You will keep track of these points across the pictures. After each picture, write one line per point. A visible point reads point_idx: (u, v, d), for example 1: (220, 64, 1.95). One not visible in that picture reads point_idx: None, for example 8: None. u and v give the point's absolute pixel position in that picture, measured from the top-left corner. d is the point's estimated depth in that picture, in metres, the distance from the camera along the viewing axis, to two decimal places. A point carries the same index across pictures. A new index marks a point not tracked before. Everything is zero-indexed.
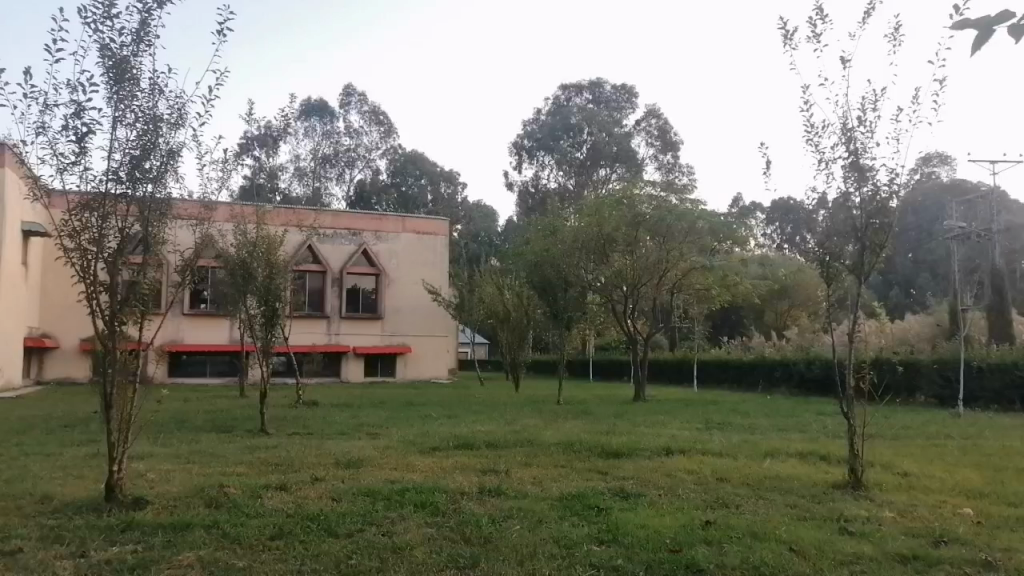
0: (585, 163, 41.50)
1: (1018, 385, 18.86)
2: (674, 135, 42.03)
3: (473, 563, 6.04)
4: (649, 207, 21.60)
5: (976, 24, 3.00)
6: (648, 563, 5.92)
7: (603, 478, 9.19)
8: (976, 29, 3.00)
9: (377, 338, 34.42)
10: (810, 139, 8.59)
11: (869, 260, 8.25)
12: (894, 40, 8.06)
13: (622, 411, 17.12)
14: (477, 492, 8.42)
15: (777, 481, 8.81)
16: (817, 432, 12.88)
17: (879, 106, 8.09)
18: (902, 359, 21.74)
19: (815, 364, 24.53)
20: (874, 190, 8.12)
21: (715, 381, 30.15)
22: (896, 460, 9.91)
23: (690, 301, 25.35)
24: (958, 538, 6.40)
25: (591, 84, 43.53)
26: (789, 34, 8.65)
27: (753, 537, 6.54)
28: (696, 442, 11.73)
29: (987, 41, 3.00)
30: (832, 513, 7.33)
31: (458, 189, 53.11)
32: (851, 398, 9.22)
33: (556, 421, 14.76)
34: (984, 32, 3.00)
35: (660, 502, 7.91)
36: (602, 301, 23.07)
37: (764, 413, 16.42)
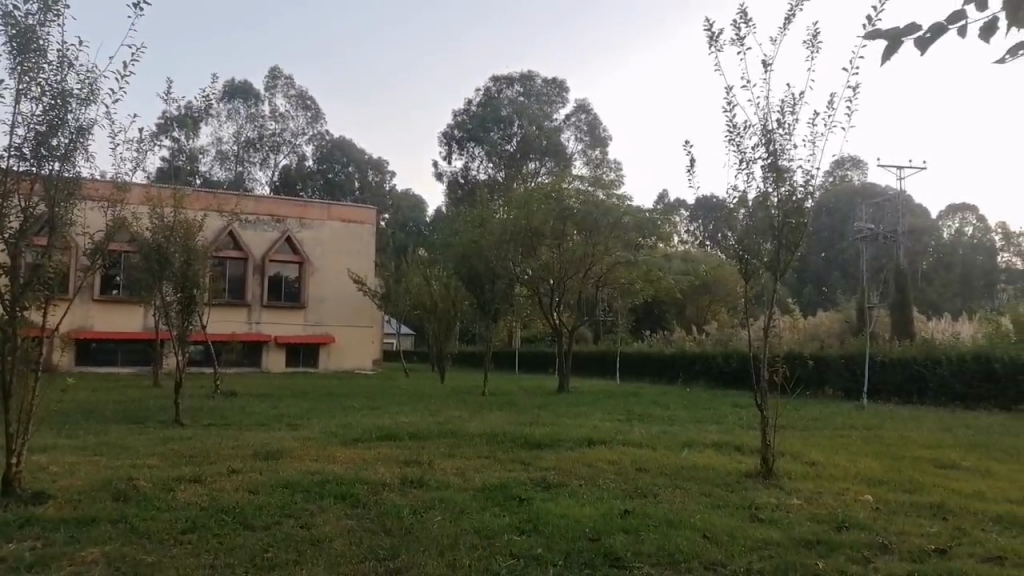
0: (515, 156, 41.66)
1: (916, 379, 19.95)
2: (602, 131, 42.62)
3: (393, 554, 6.00)
4: (576, 202, 21.73)
5: (886, 34, 3.14)
6: (567, 552, 6.01)
7: (525, 469, 9.29)
8: (885, 40, 3.15)
9: (299, 328, 33.66)
10: (732, 139, 8.86)
11: (785, 257, 8.55)
12: (812, 46, 8.36)
13: (547, 403, 17.30)
14: (398, 483, 8.37)
15: (693, 471, 9.07)
16: (732, 424, 13.32)
17: (796, 110, 8.39)
18: (813, 354, 22.71)
19: (733, 358, 25.38)
20: (790, 190, 8.42)
21: (637, 374, 30.82)
22: (804, 450, 10.34)
23: (615, 295, 25.80)
24: (857, 523, 6.74)
25: (522, 77, 43.60)
26: (714, 35, 8.88)
27: (668, 525, 6.72)
28: (616, 433, 11.94)
29: (896, 51, 3.14)
30: (744, 501, 7.60)
31: (386, 177, 52.40)
32: (764, 390, 9.55)
33: (480, 412, 14.78)
34: (893, 42, 3.15)
35: (580, 492, 8.03)
36: (528, 294, 23.29)
37: (682, 405, 16.87)
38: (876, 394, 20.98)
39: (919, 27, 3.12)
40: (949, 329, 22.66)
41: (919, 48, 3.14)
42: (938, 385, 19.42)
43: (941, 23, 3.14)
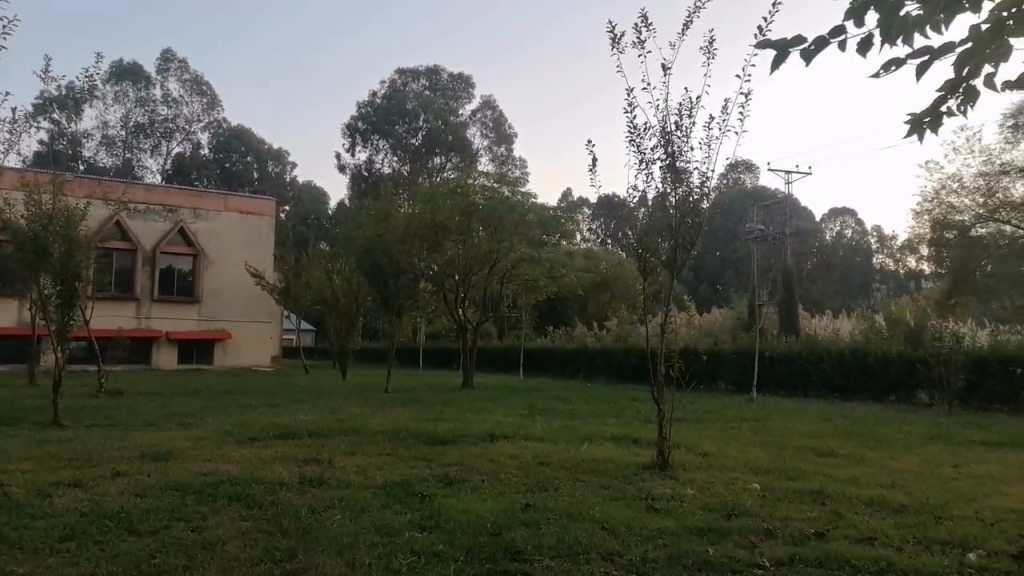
0: (420, 150, 41.33)
1: (800, 373, 21.15)
2: (508, 128, 42.83)
3: (289, 555, 5.85)
4: (481, 198, 21.84)
5: (775, 44, 3.31)
6: (468, 547, 6.02)
7: (428, 466, 9.24)
8: (773, 51, 3.31)
9: (192, 324, 32.24)
10: (632, 140, 9.09)
11: (681, 256, 8.87)
12: (708, 53, 8.67)
13: (451, 398, 17.30)
14: (297, 482, 8.16)
15: (592, 464, 9.27)
16: (630, 417, 13.71)
17: (693, 114, 8.71)
18: (707, 350, 23.66)
19: (632, 354, 26.11)
20: (687, 191, 8.73)
21: (539, 369, 31.26)
22: (698, 442, 10.77)
23: (520, 291, 26.00)
24: (745, 510, 7.07)
25: (428, 71, 43.26)
26: (617, 38, 9.07)
27: (568, 517, 6.85)
28: (519, 428, 12.07)
29: (783, 62, 3.31)
30: (640, 492, 7.85)
31: (287, 168, 50.78)
32: (660, 384, 9.86)
33: (383, 409, 14.61)
34: (779, 54, 3.31)
35: (482, 487, 8.10)
36: (433, 290, 23.21)
37: (584, 400, 17.24)
38: (765, 387, 22.07)
39: (804, 39, 3.30)
40: (829, 325, 24.11)
41: (803, 59, 3.32)
42: (819, 378, 20.62)
43: (824, 36, 3.32)
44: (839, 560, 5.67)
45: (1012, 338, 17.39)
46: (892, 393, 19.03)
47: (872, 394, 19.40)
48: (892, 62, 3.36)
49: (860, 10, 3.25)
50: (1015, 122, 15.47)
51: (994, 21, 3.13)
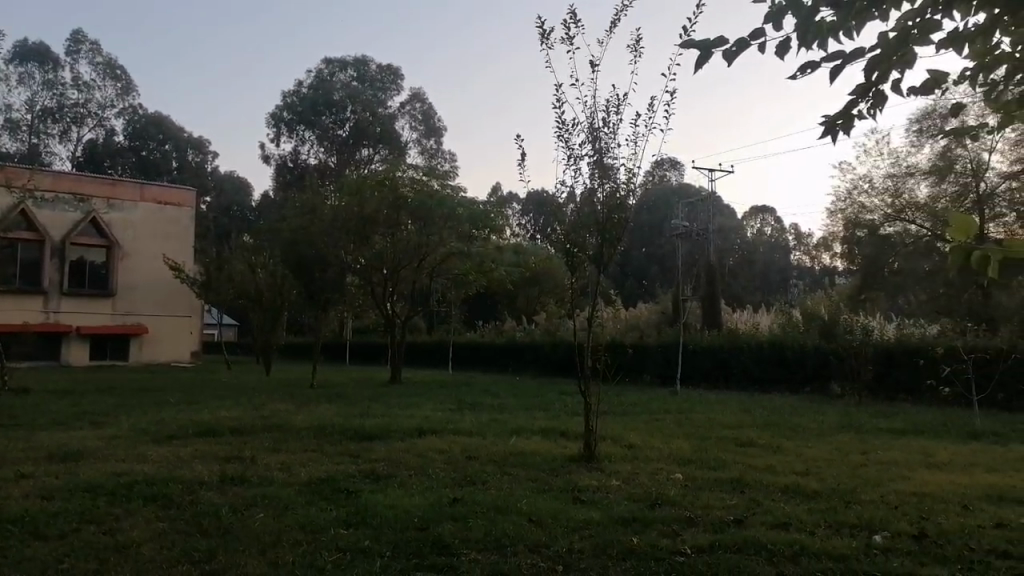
0: (347, 142, 40.64)
1: (722, 366, 21.82)
2: (437, 121, 42.50)
3: (209, 556, 5.67)
4: (410, 190, 21.65)
5: (698, 45, 3.38)
6: (395, 543, 5.98)
7: (353, 461, 9.12)
8: (697, 50, 3.38)
9: (106, 319, 30.86)
10: (561, 135, 9.18)
11: (607, 251, 9.00)
12: (634, 51, 8.83)
13: (377, 393, 17.11)
14: (217, 481, 7.92)
15: (520, 457, 9.32)
16: (558, 410, 13.87)
17: (621, 111, 8.84)
18: (633, 343, 24.16)
19: (559, 347, 26.41)
20: (614, 187, 8.86)
21: (468, 363, 31.31)
22: (625, 433, 10.96)
23: (449, 285, 25.89)
24: (669, 500, 7.24)
25: (356, 61, 42.54)
26: (546, 33, 9.13)
27: (495, 510, 6.88)
28: (446, 422, 12.05)
29: (706, 62, 3.39)
30: (567, 484, 7.95)
31: (208, 157, 49.18)
32: (587, 376, 9.99)
33: (308, 405, 14.36)
34: (703, 53, 3.39)
35: (410, 482, 8.04)
36: (360, 283, 22.89)
37: (512, 393, 17.33)
38: (688, 380, 22.69)
39: (726, 40, 3.39)
40: (750, 319, 24.89)
41: (725, 59, 3.40)
42: (739, 370, 21.31)
43: (745, 38, 3.42)
44: (756, 545, 5.88)
45: (916, 330, 18.35)
46: (807, 384, 19.81)
47: (789, 385, 20.15)
48: (808, 65, 3.47)
49: (778, 14, 3.35)
50: (920, 126, 16.38)
51: (901, 29, 3.25)
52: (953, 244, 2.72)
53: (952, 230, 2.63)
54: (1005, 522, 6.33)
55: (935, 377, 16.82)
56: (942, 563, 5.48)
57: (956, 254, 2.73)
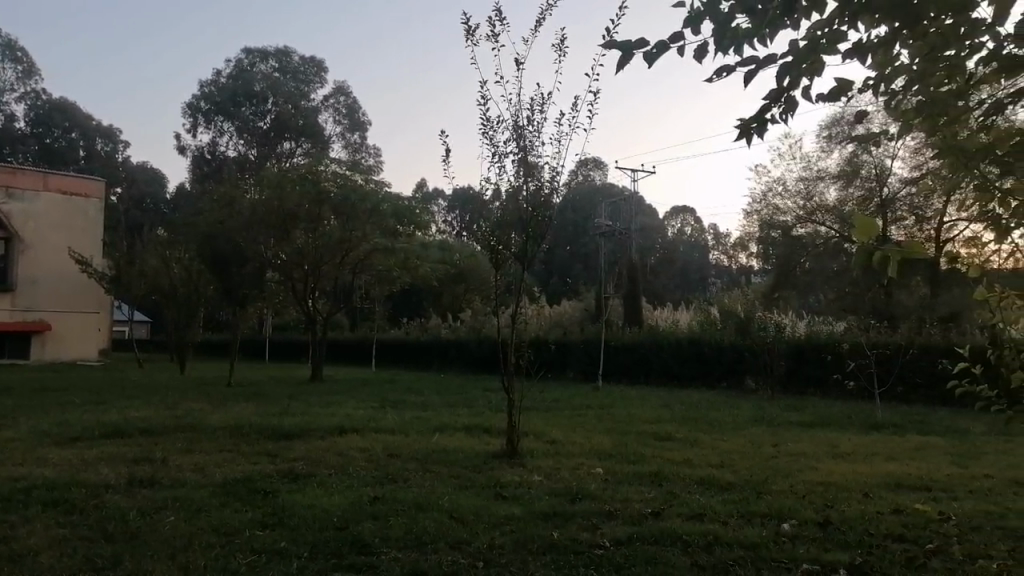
0: (268, 134, 39.64)
1: (642, 362, 22.31)
2: (362, 115, 41.86)
3: (113, 563, 5.42)
4: (332, 185, 21.28)
5: (618, 45, 3.27)
6: (313, 543, 5.86)
7: (271, 461, 8.89)
8: (619, 50, 3.27)
9: (5, 315, 29.08)
10: (486, 132, 9.18)
11: (531, 248, 9.05)
12: (559, 50, 8.89)
13: (297, 391, 16.73)
14: (125, 484, 7.60)
15: (442, 454, 9.29)
16: (481, 407, 13.91)
17: (545, 109, 8.90)
18: (557, 339, 24.46)
19: (484, 344, 26.46)
20: (538, 186, 8.92)
21: (391, 360, 31.02)
22: (548, 429, 11.07)
23: (373, 282, 25.54)
24: (589, 494, 7.33)
25: (278, 52, 41.47)
26: (471, 29, 9.12)
27: (416, 508, 6.82)
28: (368, 420, 11.89)
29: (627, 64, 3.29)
30: (490, 480, 7.97)
31: (119, 147, 47.23)
32: (510, 373, 10.02)
33: (225, 403, 13.95)
34: (625, 53, 3.29)
35: (330, 481, 7.89)
36: (280, 279, 22.34)
37: (434, 390, 17.28)
38: (609, 375, 23.10)
39: (646, 42, 3.29)
40: (670, 316, 25.48)
41: (644, 63, 3.27)
42: (659, 366, 21.82)
43: (665, 40, 3.32)
44: (673, 537, 6.02)
45: (825, 327, 19.16)
46: (722, 379, 20.44)
47: (706, 380, 20.74)
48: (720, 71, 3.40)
49: (695, 20, 3.30)
50: (829, 132, 17.16)
51: (810, 38, 3.16)
52: (857, 245, 2.83)
53: (854, 234, 2.75)
54: (901, 507, 6.67)
55: (840, 371, 17.61)
56: (844, 547, 5.76)
57: (859, 254, 2.84)
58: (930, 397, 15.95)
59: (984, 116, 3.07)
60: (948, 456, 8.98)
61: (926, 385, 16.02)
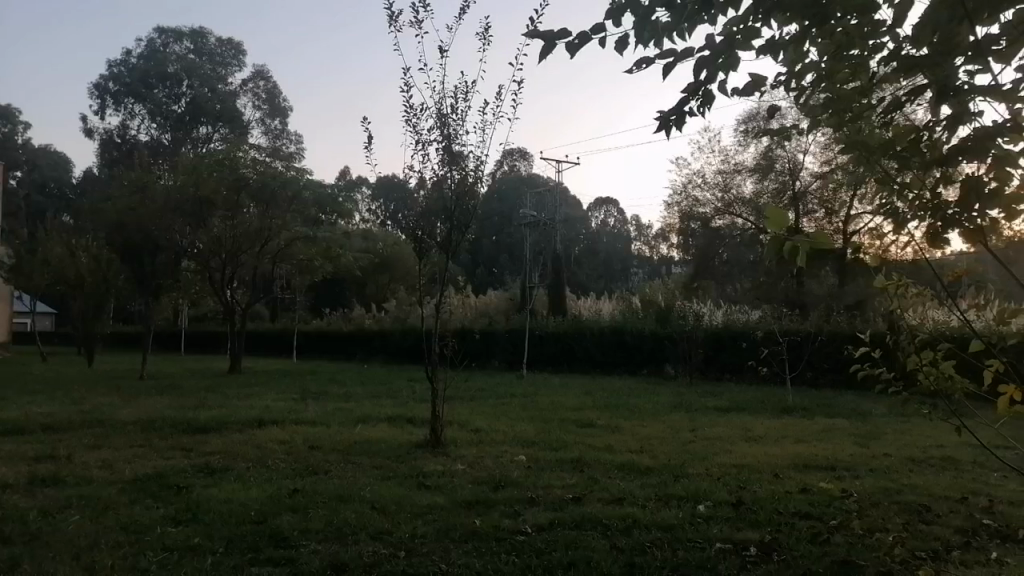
0: (183, 118, 38.16)
1: (566, 350, 22.58)
2: (283, 101, 40.72)
3: (10, 565, 5.15)
4: (251, 172, 20.63)
5: (542, 35, 3.24)
6: (229, 538, 5.70)
7: (185, 456, 8.58)
8: (543, 40, 3.24)
9: None
10: (409, 120, 9.09)
11: (455, 238, 9.00)
12: (483, 39, 8.88)
13: (214, 384, 16.21)
14: (25, 483, 7.21)
15: (364, 445, 9.18)
16: (405, 397, 13.81)
17: (469, 97, 8.88)
18: (482, 329, 24.50)
19: (408, 335, 26.26)
20: (463, 175, 8.87)
21: (314, 351, 30.45)
22: (471, 418, 11.08)
23: (295, 272, 24.96)
24: (512, 481, 7.38)
25: (193, 32, 39.91)
26: (393, 16, 9.02)
27: (337, 500, 6.73)
28: (288, 412, 11.64)
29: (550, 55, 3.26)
30: (413, 470, 7.91)
31: (18, 128, 44.55)
32: (434, 363, 9.95)
33: (136, 397, 13.40)
34: (549, 43, 3.26)
35: (248, 475, 7.68)
36: (197, 269, 21.59)
37: (358, 381, 17.05)
38: (534, 364, 23.31)
39: (568, 32, 3.26)
40: (594, 306, 25.86)
41: (567, 53, 3.26)
42: (582, 355, 22.14)
43: (587, 30, 3.29)
44: (594, 521, 6.13)
45: (741, 316, 19.81)
46: (643, 366, 20.91)
47: (628, 368, 21.13)
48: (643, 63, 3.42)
49: (618, 12, 3.29)
50: (745, 126, 17.71)
51: (726, 34, 3.21)
52: (770, 236, 2.93)
53: (768, 224, 2.87)
54: (807, 487, 6.97)
55: (755, 358, 18.27)
56: (755, 526, 5.98)
57: (771, 246, 2.94)
58: (836, 382, 16.72)
59: (884, 115, 3.00)
60: (852, 437, 9.44)
61: (833, 370, 16.81)
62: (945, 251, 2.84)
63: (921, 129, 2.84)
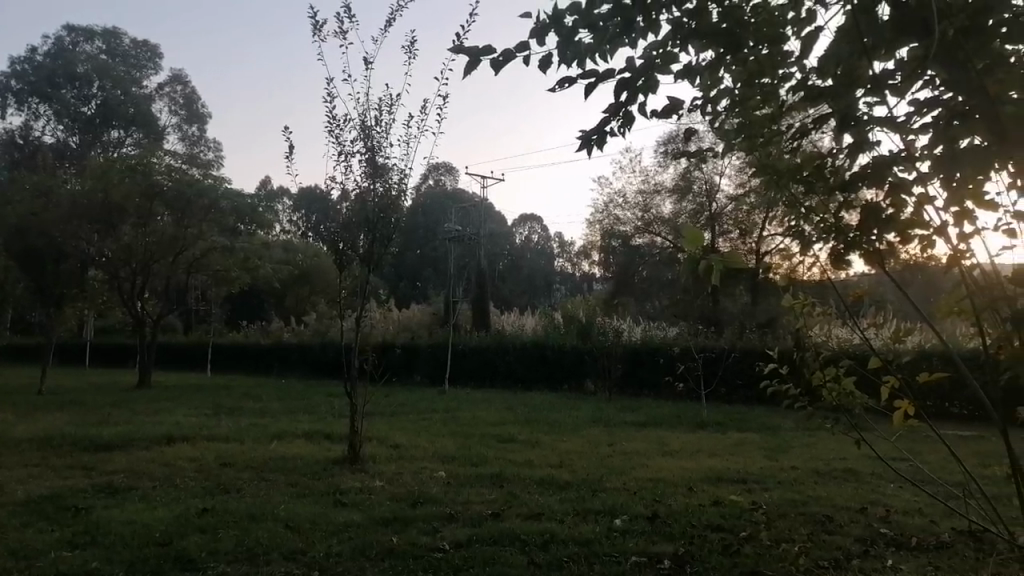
0: (93, 120, 36.48)
1: (488, 365, 22.59)
2: (201, 107, 39.51)
3: None
4: (167, 179, 19.80)
5: (468, 51, 3.26)
6: (130, 562, 5.43)
7: (85, 475, 8.14)
8: (467, 56, 3.26)
9: None
10: (332, 131, 8.97)
11: (377, 251, 8.90)
12: (409, 53, 8.88)
13: (120, 399, 15.47)
14: None
15: (279, 462, 8.93)
16: (323, 412, 13.53)
17: (394, 110, 8.84)
18: (404, 343, 24.26)
19: (328, 349, 25.74)
20: (386, 188, 8.79)
21: (229, 364, 29.50)
22: (390, 434, 10.93)
23: (210, 283, 24.15)
24: (431, 498, 7.32)
25: (105, 32, 38.37)
26: (317, 25, 8.92)
27: (250, 519, 6.51)
28: (200, 428, 11.22)
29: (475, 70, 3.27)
30: (330, 487, 7.73)
31: None
32: (353, 378, 9.78)
33: (33, 413, 12.64)
34: (473, 59, 3.27)
35: (153, 494, 7.34)
36: (104, 278, 20.63)
37: (274, 396, 16.62)
38: (456, 379, 23.22)
39: (493, 49, 3.29)
40: (517, 320, 26.01)
41: (492, 70, 3.29)
42: (505, 370, 22.17)
43: (512, 49, 3.32)
44: (512, 536, 6.13)
45: (659, 332, 20.25)
46: (564, 382, 21.13)
47: (549, 383, 21.30)
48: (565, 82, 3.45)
49: (542, 31, 3.35)
50: (665, 148, 18.24)
51: (646, 58, 3.31)
52: (687, 254, 3.01)
53: (684, 242, 2.95)
54: (719, 499, 7.17)
55: (671, 374, 18.75)
56: (669, 538, 6.10)
57: (689, 264, 3.01)
58: (748, 397, 17.31)
59: (793, 141, 3.05)
60: (762, 450, 9.77)
61: (745, 386, 17.38)
62: (847, 271, 2.97)
63: (825, 156, 2.90)
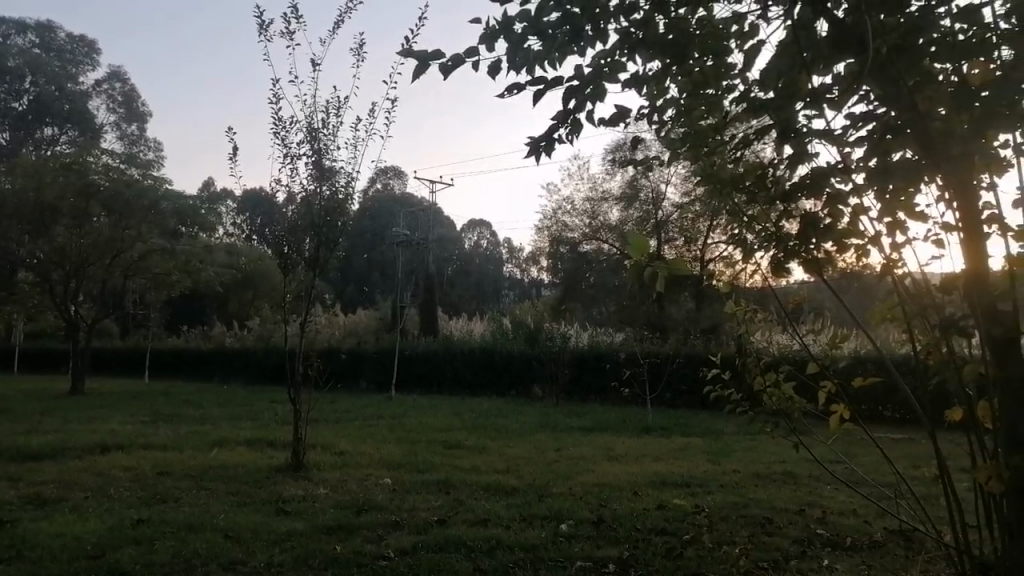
0: (25, 116, 34.95)
1: (435, 370, 22.46)
2: (141, 105, 38.40)
3: None
4: (104, 179, 19.21)
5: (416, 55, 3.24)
6: None
7: (11, 486, 7.79)
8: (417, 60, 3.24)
9: None
10: (277, 132, 8.83)
11: (323, 255, 8.76)
12: (357, 55, 8.81)
13: (51, 407, 14.87)
14: None
15: (219, 470, 8.71)
16: (266, 419, 13.25)
17: (341, 112, 8.75)
18: (350, 348, 23.96)
19: (272, 354, 25.25)
20: (333, 191, 8.68)
21: (168, 370, 28.68)
22: (335, 441, 10.76)
23: (149, 287, 23.46)
24: (376, 505, 7.23)
25: (39, 26, 37.07)
26: (263, 24, 8.78)
27: (188, 529, 6.32)
28: (136, 436, 10.86)
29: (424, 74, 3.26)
30: (272, 495, 7.57)
31: None
32: (298, 384, 9.61)
33: None
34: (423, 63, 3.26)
35: (86, 505, 7.08)
36: (35, 280, 19.86)
37: (215, 403, 16.20)
38: (403, 384, 23.03)
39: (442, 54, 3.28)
40: (465, 326, 25.95)
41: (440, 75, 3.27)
42: (452, 376, 22.08)
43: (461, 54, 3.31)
44: (457, 542, 6.11)
45: (606, 338, 20.47)
46: (511, 387, 21.16)
47: (497, 389, 21.31)
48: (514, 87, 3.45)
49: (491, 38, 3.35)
50: (614, 156, 18.45)
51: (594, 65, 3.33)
52: (633, 261, 3.03)
53: (629, 250, 2.97)
54: (664, 503, 7.26)
55: (618, 379, 18.96)
56: (614, 543, 6.14)
57: (634, 271, 3.03)
58: (692, 402, 17.60)
59: (735, 151, 3.11)
60: (705, 454, 9.94)
61: (689, 391, 17.67)
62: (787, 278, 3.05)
63: (767, 166, 2.97)
